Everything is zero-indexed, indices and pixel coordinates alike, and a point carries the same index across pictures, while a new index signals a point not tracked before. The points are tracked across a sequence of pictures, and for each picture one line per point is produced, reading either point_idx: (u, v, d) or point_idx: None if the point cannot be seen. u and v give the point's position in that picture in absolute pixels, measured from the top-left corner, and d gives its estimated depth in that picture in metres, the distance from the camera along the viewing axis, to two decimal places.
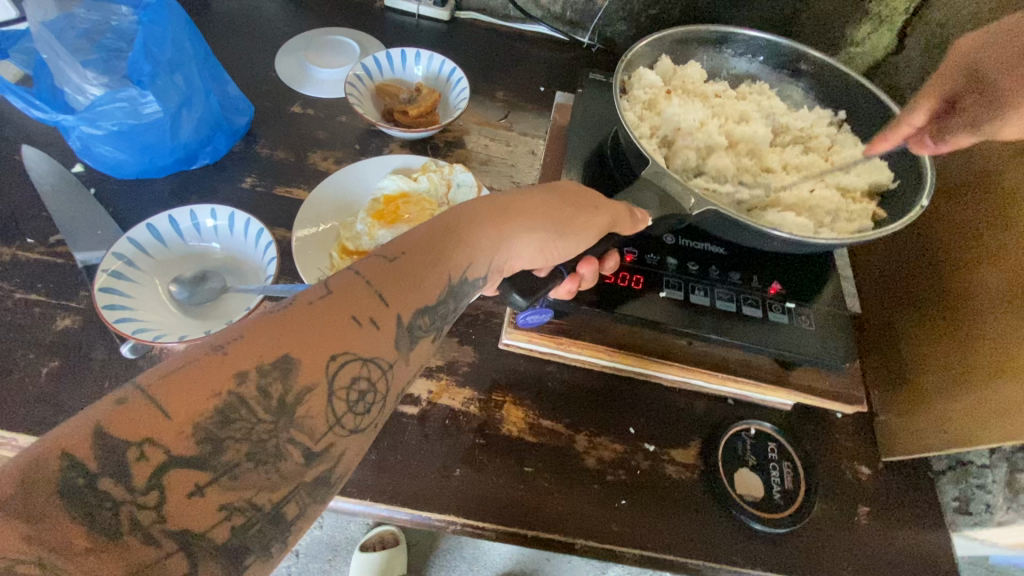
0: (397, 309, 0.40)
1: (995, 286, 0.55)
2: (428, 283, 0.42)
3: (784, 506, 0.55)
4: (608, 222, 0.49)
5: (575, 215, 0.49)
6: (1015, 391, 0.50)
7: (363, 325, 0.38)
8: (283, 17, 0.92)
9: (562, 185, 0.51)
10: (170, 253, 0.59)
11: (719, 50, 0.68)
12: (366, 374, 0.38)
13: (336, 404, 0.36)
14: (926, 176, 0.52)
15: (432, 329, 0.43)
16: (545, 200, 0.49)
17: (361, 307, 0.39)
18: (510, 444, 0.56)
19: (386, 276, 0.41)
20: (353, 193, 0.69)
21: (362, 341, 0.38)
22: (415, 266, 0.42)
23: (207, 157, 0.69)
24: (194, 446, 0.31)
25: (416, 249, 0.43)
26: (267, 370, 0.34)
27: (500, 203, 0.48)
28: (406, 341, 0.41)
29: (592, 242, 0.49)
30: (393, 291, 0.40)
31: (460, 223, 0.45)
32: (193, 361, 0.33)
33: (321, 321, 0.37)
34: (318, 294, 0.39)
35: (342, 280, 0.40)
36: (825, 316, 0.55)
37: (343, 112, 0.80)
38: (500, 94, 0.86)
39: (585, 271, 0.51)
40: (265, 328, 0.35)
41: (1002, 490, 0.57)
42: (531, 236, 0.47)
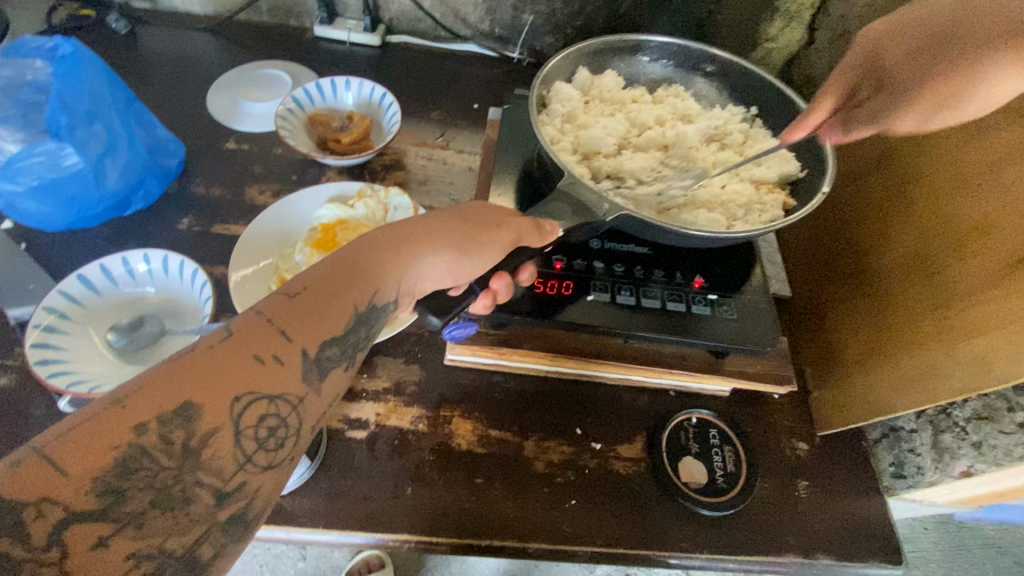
0: (301, 344, 0.42)
1: (903, 258, 0.59)
2: (332, 314, 0.44)
3: (726, 490, 0.58)
4: (511, 239, 0.52)
5: (478, 232, 0.52)
6: (923, 358, 0.54)
7: (266, 363, 0.40)
8: (214, 54, 0.92)
9: (463, 207, 0.54)
10: (104, 301, 0.59)
11: (634, 57, 0.70)
12: (274, 411, 0.40)
13: (245, 443, 0.38)
14: (829, 167, 0.56)
15: (342, 359, 0.45)
16: (446, 223, 0.52)
17: (264, 345, 0.40)
18: (459, 458, 0.57)
19: (289, 312, 0.42)
20: (291, 225, 0.70)
21: (267, 379, 0.40)
22: (319, 301, 0.44)
23: (140, 202, 0.69)
24: (93, 499, 0.32)
25: (319, 283, 0.45)
26: (168, 418, 0.35)
27: (402, 232, 0.51)
28: (314, 373, 0.43)
29: (497, 258, 0.52)
30: (296, 326, 0.42)
31: (362, 255, 0.48)
32: (91, 417, 0.34)
33: (223, 363, 0.38)
34: (219, 337, 0.40)
35: (244, 321, 0.41)
36: (744, 305, 0.58)
37: (278, 144, 0.81)
38: (435, 114, 0.88)
39: (496, 285, 0.53)
40: (164, 378, 0.36)
41: (929, 451, 0.60)
42: (436, 258, 0.50)
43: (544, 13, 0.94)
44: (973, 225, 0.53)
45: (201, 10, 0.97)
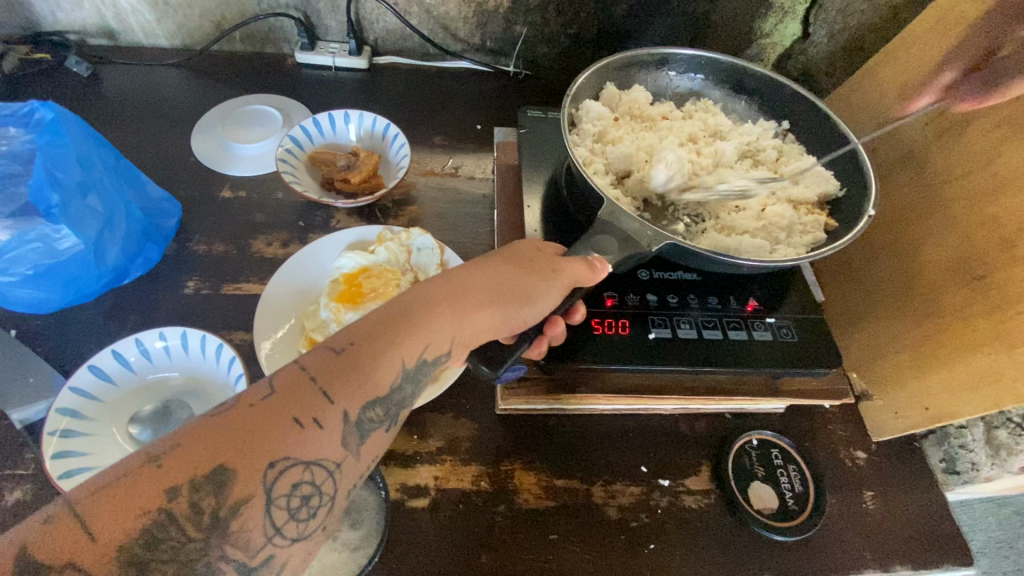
0: (343, 406, 0.36)
1: (944, 264, 0.58)
2: (378, 373, 0.38)
3: (799, 512, 0.57)
4: (566, 283, 0.45)
5: (530, 281, 0.45)
6: (983, 362, 0.54)
7: (304, 427, 0.35)
8: (190, 92, 0.85)
9: (513, 248, 0.48)
10: (123, 392, 0.54)
11: (661, 71, 0.69)
12: (309, 478, 0.34)
13: (276, 513, 0.33)
14: (870, 184, 0.56)
15: (385, 419, 0.39)
16: (497, 268, 0.45)
17: (304, 406, 0.35)
18: (528, 514, 0.54)
19: (333, 371, 0.37)
20: (310, 279, 0.65)
21: (304, 444, 0.34)
22: (364, 355, 0.38)
23: (139, 269, 0.63)
24: (115, 570, 0.29)
25: (365, 337, 0.39)
26: (200, 483, 0.31)
27: (451, 273, 0.45)
28: (354, 438, 0.37)
29: (556, 301, 0.46)
30: (338, 386, 0.37)
31: (410, 300, 0.42)
32: (128, 473, 0.31)
33: (260, 423, 0.34)
34: (260, 394, 0.35)
35: (287, 378, 0.36)
36: (804, 324, 0.58)
37: (278, 187, 0.75)
38: (438, 139, 0.84)
39: (553, 332, 0.48)
40: (203, 436, 0.33)
41: (984, 448, 0.62)
42: (489, 311, 0.43)
43: (536, 24, 0.89)
44: (1019, 227, 0.52)
45: (168, 42, 0.90)
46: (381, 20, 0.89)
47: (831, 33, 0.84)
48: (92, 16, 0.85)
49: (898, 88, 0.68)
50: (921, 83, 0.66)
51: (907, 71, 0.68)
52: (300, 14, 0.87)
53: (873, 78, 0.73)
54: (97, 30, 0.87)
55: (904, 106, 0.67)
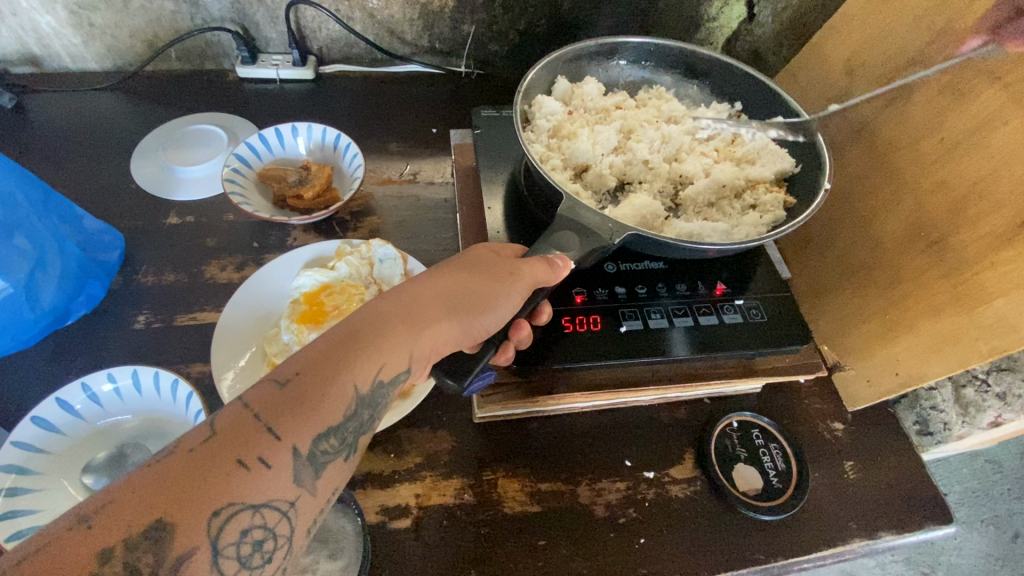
0: (292, 441, 0.34)
1: (901, 230, 0.59)
2: (330, 401, 0.36)
3: (783, 489, 0.57)
4: (526, 285, 0.44)
5: (488, 288, 0.44)
6: (945, 324, 0.55)
7: (250, 467, 0.32)
8: (127, 116, 0.81)
9: (468, 255, 0.47)
10: (72, 440, 0.50)
11: (611, 60, 0.69)
12: (260, 521, 0.32)
13: (224, 564, 0.31)
14: (824, 159, 0.56)
15: (342, 449, 0.37)
16: (453, 279, 0.44)
17: (249, 446, 0.33)
18: (515, 522, 0.53)
19: (279, 404, 0.35)
20: (267, 302, 0.62)
21: (250, 486, 0.32)
22: (314, 383, 0.36)
23: (82, 307, 0.60)
24: None
25: (313, 365, 0.37)
26: (136, 542, 0.28)
27: (404, 290, 0.43)
28: (308, 474, 0.35)
29: (516, 306, 0.45)
30: (285, 419, 0.34)
31: (362, 322, 0.40)
32: (56, 539, 0.28)
33: (199, 470, 0.31)
34: (200, 437, 0.33)
35: (229, 417, 0.34)
36: (772, 303, 0.59)
37: (229, 209, 0.72)
38: (393, 146, 0.82)
39: (518, 336, 0.47)
40: (140, 488, 0.30)
41: (954, 407, 0.64)
42: (447, 323, 0.42)
43: (484, 22, 0.87)
44: (969, 187, 0.54)
45: (98, 64, 0.85)
46: (324, 28, 0.86)
47: (775, 13, 0.85)
48: (12, 42, 0.80)
49: (843, 62, 0.69)
50: (864, 56, 0.67)
51: (850, 44, 0.69)
52: (238, 27, 0.84)
53: (819, 54, 0.73)
54: (19, 57, 0.82)
55: (850, 79, 0.68)
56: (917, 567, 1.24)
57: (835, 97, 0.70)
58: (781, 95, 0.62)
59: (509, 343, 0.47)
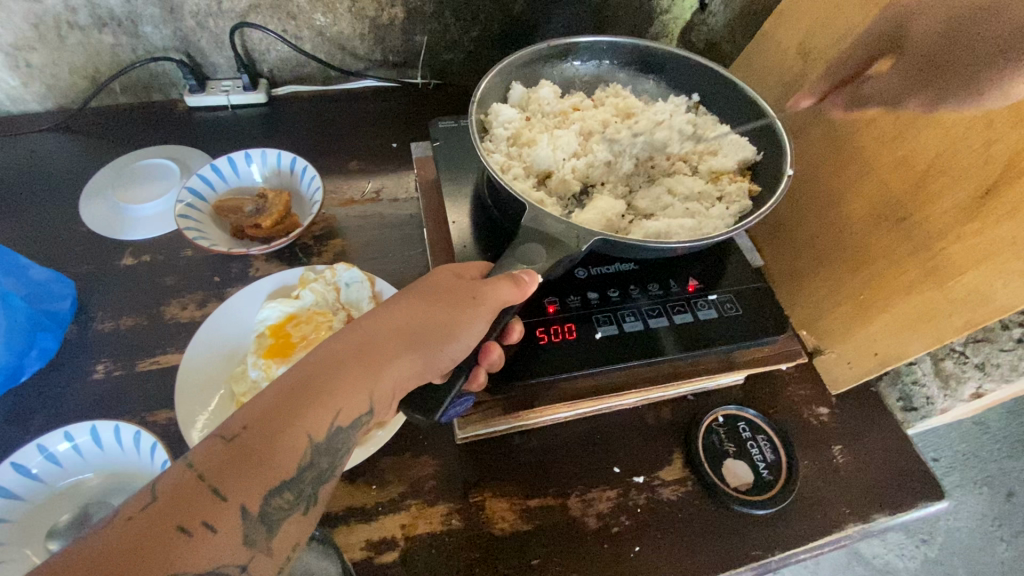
0: (240, 500, 0.32)
1: (867, 210, 0.59)
2: (282, 454, 0.34)
3: (775, 481, 0.56)
4: (490, 309, 0.42)
5: (449, 315, 0.42)
6: (919, 302, 0.55)
7: (193, 534, 0.30)
8: (73, 156, 0.78)
9: (428, 280, 0.45)
10: (33, 506, 0.48)
11: (565, 62, 0.68)
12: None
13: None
14: (786, 145, 0.56)
15: (299, 502, 0.35)
16: (412, 307, 0.42)
17: (192, 510, 0.31)
18: (506, 543, 0.51)
19: (225, 462, 0.33)
20: (232, 339, 0.59)
21: (195, 554, 0.30)
22: (266, 434, 0.34)
23: (36, 362, 0.57)
24: None
25: (263, 416, 0.35)
26: None
27: (363, 326, 0.41)
28: (261, 532, 0.33)
29: (482, 331, 0.43)
30: (231, 478, 0.32)
31: (317, 365, 0.38)
32: None
33: (138, 540, 0.29)
34: (140, 504, 0.31)
35: (171, 479, 0.32)
36: (744, 296, 0.58)
37: (186, 244, 0.69)
38: (353, 164, 0.80)
39: (490, 359, 0.45)
40: (72, 563, 0.27)
41: (935, 380, 0.63)
42: (407, 357, 0.40)
43: (436, 31, 0.86)
44: (927, 164, 0.54)
45: (40, 105, 0.82)
46: (272, 49, 0.84)
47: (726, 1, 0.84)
48: None
49: (796, 46, 0.69)
50: (816, 39, 0.67)
51: (802, 28, 0.69)
52: (182, 56, 0.81)
53: (772, 39, 0.73)
54: None
55: (805, 62, 0.68)
56: (916, 534, 1.26)
57: (792, 81, 0.70)
58: (738, 84, 0.62)
59: (480, 367, 0.45)
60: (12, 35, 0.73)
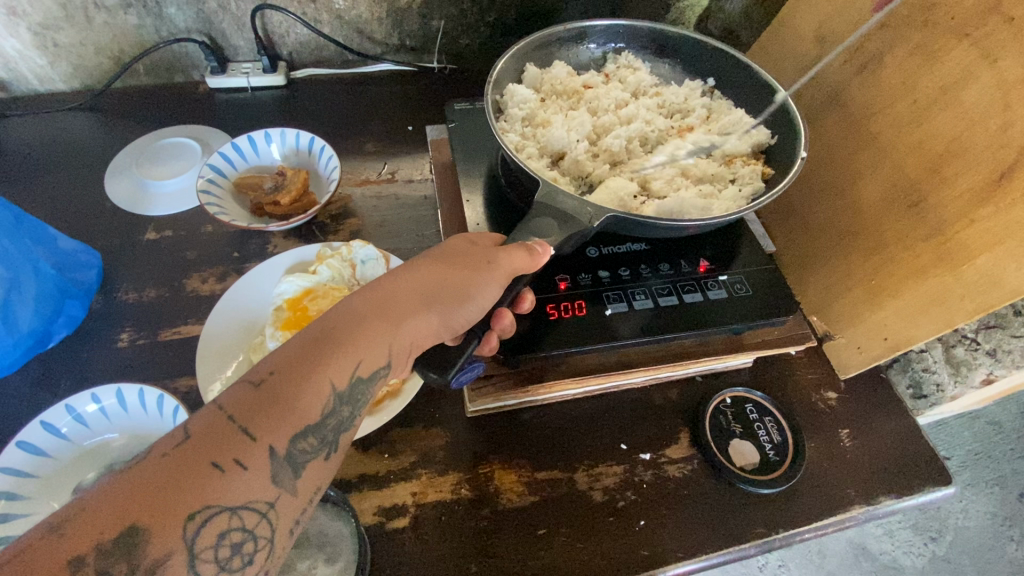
0: (268, 441, 0.33)
1: (880, 196, 0.59)
2: (307, 400, 0.36)
3: (780, 462, 0.57)
4: (504, 274, 0.44)
5: (465, 277, 0.43)
6: (930, 286, 0.55)
7: (226, 470, 0.32)
8: (98, 134, 0.80)
9: (445, 246, 0.46)
10: (59, 462, 0.50)
11: (581, 44, 0.69)
12: (239, 524, 0.32)
13: (203, 567, 0.30)
14: (800, 127, 0.56)
15: (323, 448, 0.36)
16: (428, 270, 0.44)
17: (224, 447, 0.32)
18: (513, 513, 0.53)
19: (254, 406, 0.34)
20: (251, 310, 0.61)
21: (227, 489, 0.31)
22: (289, 382, 0.35)
23: (63, 329, 0.60)
24: None
25: (289, 363, 0.36)
26: (109, 550, 0.28)
27: (380, 287, 0.42)
28: (287, 474, 0.34)
29: (496, 296, 0.44)
30: (260, 420, 0.34)
31: (338, 321, 0.39)
32: (24, 551, 0.28)
33: (174, 473, 0.30)
34: (173, 442, 0.32)
35: (203, 420, 0.33)
36: (756, 276, 0.58)
37: (207, 220, 0.71)
38: (369, 146, 0.81)
39: (501, 324, 0.46)
40: (112, 493, 0.29)
41: (946, 367, 0.64)
42: (425, 315, 0.41)
43: (453, 16, 0.87)
44: (943, 147, 0.54)
45: (66, 85, 0.84)
46: (292, 32, 0.85)
47: None
48: None
49: (813, 32, 0.69)
50: (833, 24, 0.66)
51: (819, 13, 0.68)
52: (205, 37, 0.83)
53: (789, 25, 0.73)
54: None
55: (821, 48, 0.68)
56: (925, 532, 1.25)
57: (808, 66, 0.70)
58: (754, 68, 0.62)
59: (492, 332, 0.47)
60: (41, 15, 0.75)
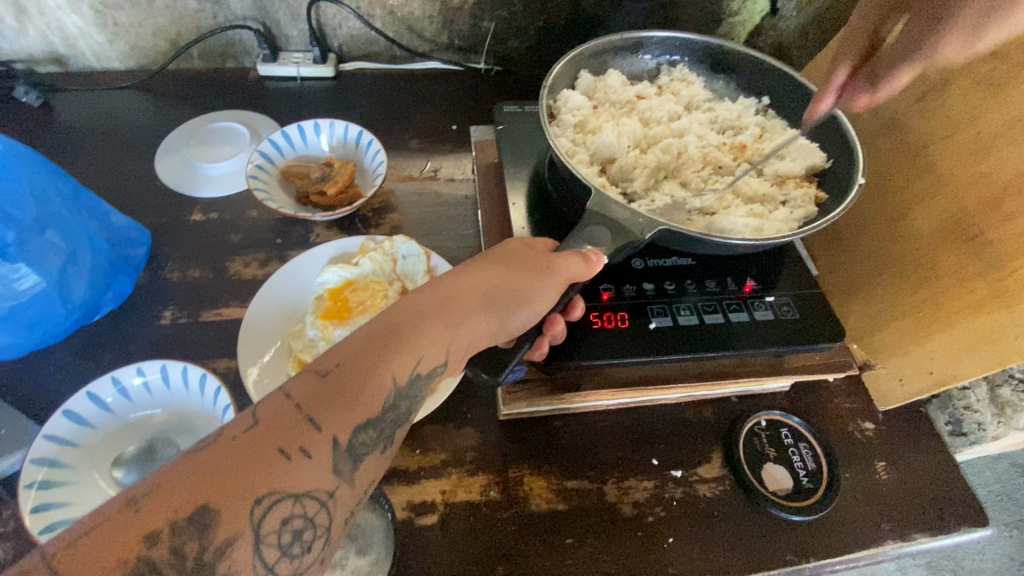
0: (332, 432, 0.34)
1: (934, 228, 0.58)
2: (370, 393, 0.36)
3: (814, 490, 0.56)
4: (560, 280, 0.44)
5: (523, 281, 0.43)
6: (982, 323, 0.53)
7: (291, 457, 0.32)
8: (150, 114, 0.82)
9: (503, 248, 0.47)
10: (102, 434, 0.51)
11: (636, 55, 0.69)
12: (301, 511, 0.32)
13: (266, 551, 0.31)
14: (859, 152, 0.55)
15: (379, 441, 0.37)
16: (487, 271, 0.44)
17: (291, 435, 0.33)
18: (542, 521, 0.52)
19: (319, 396, 0.35)
20: (294, 298, 0.62)
21: (292, 476, 0.32)
22: (353, 375, 0.36)
23: (110, 303, 0.61)
24: None
25: (353, 356, 0.37)
26: (181, 527, 0.29)
27: (440, 285, 0.43)
28: (347, 464, 0.35)
29: (551, 302, 0.44)
30: (325, 410, 0.34)
31: (400, 317, 0.39)
32: (103, 523, 0.29)
33: (243, 457, 0.31)
34: (243, 426, 0.33)
35: (271, 406, 0.34)
36: (804, 300, 0.58)
37: (252, 206, 0.72)
38: (413, 143, 0.82)
39: (556, 331, 0.48)
40: (185, 475, 0.30)
41: (989, 407, 0.63)
42: (483, 315, 0.42)
43: (503, 18, 0.87)
44: (1007, 182, 0.52)
45: (122, 64, 0.86)
46: (345, 25, 0.86)
47: (801, 6, 0.83)
48: (38, 42, 0.81)
49: None
50: None
51: None
52: (259, 25, 0.84)
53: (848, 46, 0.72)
54: (44, 56, 0.83)
55: None
56: (939, 569, 1.22)
57: None
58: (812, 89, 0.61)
59: (544, 338, 0.48)
60: None
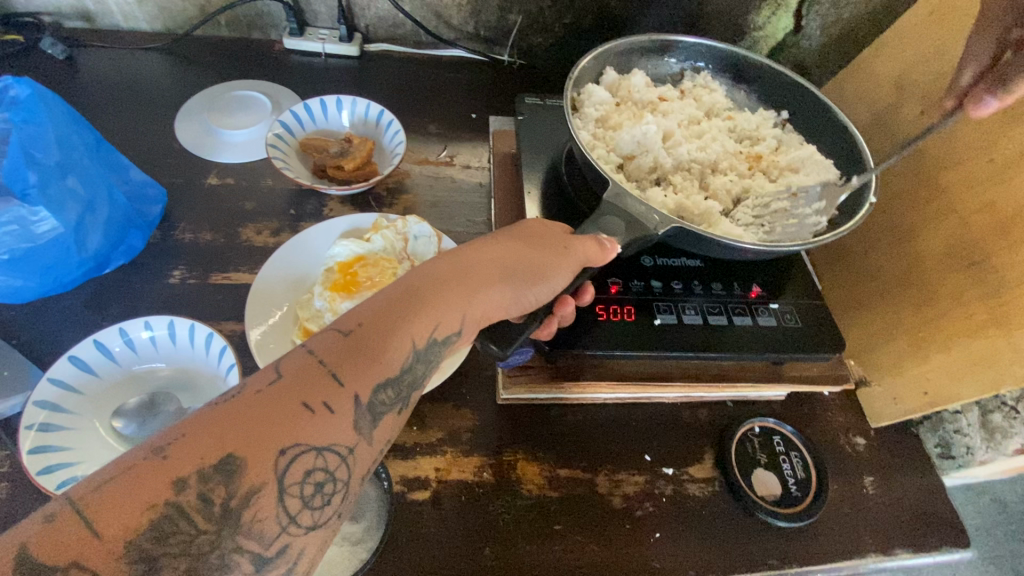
0: (353, 389, 0.35)
1: (941, 250, 0.59)
2: (389, 353, 0.37)
3: (802, 497, 0.57)
4: (577, 262, 0.45)
5: (542, 259, 0.44)
6: (981, 347, 0.54)
7: (315, 412, 0.33)
8: (172, 77, 0.82)
9: (523, 227, 0.47)
10: (105, 383, 0.51)
11: (659, 58, 0.70)
12: (322, 465, 0.33)
13: (289, 501, 0.32)
14: (870, 169, 0.56)
15: (396, 402, 0.37)
16: (507, 247, 0.45)
17: (314, 391, 0.34)
18: (531, 505, 0.53)
19: (342, 354, 0.36)
20: (304, 266, 0.63)
21: (316, 429, 0.33)
22: (374, 336, 0.37)
23: (121, 258, 0.61)
24: (124, 568, 0.27)
25: (375, 318, 0.38)
26: (208, 474, 0.30)
27: (460, 259, 0.43)
28: (367, 422, 0.35)
29: (566, 282, 0.45)
30: (348, 368, 0.35)
31: (422, 284, 0.40)
32: (130, 468, 0.29)
33: (268, 409, 0.32)
34: (267, 380, 0.34)
35: (295, 361, 0.35)
36: (808, 309, 0.59)
37: (269, 174, 0.73)
38: (432, 127, 0.82)
39: (563, 311, 0.48)
40: (212, 425, 0.31)
41: (979, 432, 0.64)
42: (501, 290, 0.43)
43: (531, 13, 0.88)
44: (1015, 211, 0.53)
45: (148, 25, 0.86)
46: (373, 6, 0.86)
47: (824, 26, 0.84)
48: None
49: (892, 78, 0.69)
50: (914, 74, 0.66)
51: (901, 61, 0.68)
52: None
53: (869, 68, 0.73)
54: (72, 12, 0.83)
55: (898, 95, 0.68)
56: None
57: (882, 112, 0.70)
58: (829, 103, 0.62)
59: (553, 319, 0.49)
60: None
